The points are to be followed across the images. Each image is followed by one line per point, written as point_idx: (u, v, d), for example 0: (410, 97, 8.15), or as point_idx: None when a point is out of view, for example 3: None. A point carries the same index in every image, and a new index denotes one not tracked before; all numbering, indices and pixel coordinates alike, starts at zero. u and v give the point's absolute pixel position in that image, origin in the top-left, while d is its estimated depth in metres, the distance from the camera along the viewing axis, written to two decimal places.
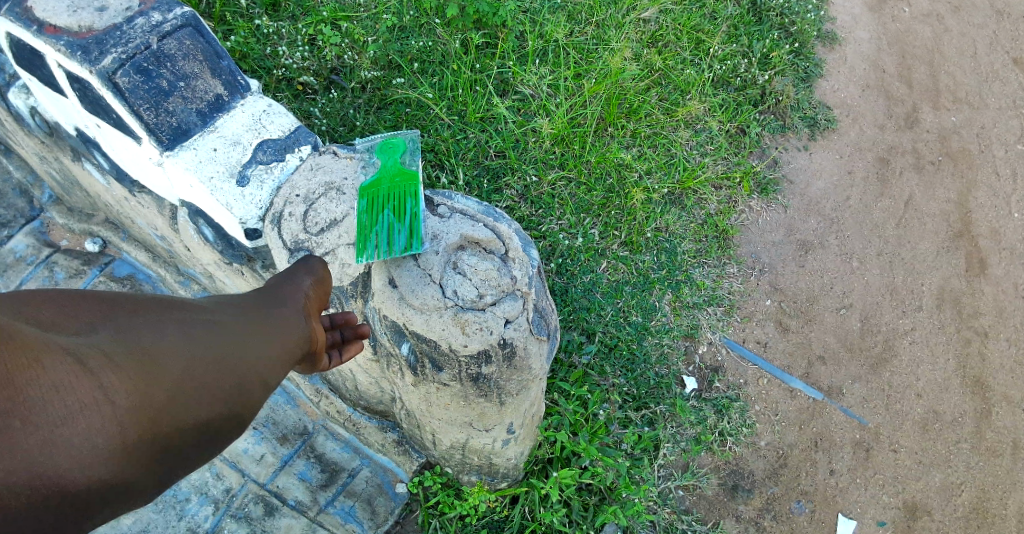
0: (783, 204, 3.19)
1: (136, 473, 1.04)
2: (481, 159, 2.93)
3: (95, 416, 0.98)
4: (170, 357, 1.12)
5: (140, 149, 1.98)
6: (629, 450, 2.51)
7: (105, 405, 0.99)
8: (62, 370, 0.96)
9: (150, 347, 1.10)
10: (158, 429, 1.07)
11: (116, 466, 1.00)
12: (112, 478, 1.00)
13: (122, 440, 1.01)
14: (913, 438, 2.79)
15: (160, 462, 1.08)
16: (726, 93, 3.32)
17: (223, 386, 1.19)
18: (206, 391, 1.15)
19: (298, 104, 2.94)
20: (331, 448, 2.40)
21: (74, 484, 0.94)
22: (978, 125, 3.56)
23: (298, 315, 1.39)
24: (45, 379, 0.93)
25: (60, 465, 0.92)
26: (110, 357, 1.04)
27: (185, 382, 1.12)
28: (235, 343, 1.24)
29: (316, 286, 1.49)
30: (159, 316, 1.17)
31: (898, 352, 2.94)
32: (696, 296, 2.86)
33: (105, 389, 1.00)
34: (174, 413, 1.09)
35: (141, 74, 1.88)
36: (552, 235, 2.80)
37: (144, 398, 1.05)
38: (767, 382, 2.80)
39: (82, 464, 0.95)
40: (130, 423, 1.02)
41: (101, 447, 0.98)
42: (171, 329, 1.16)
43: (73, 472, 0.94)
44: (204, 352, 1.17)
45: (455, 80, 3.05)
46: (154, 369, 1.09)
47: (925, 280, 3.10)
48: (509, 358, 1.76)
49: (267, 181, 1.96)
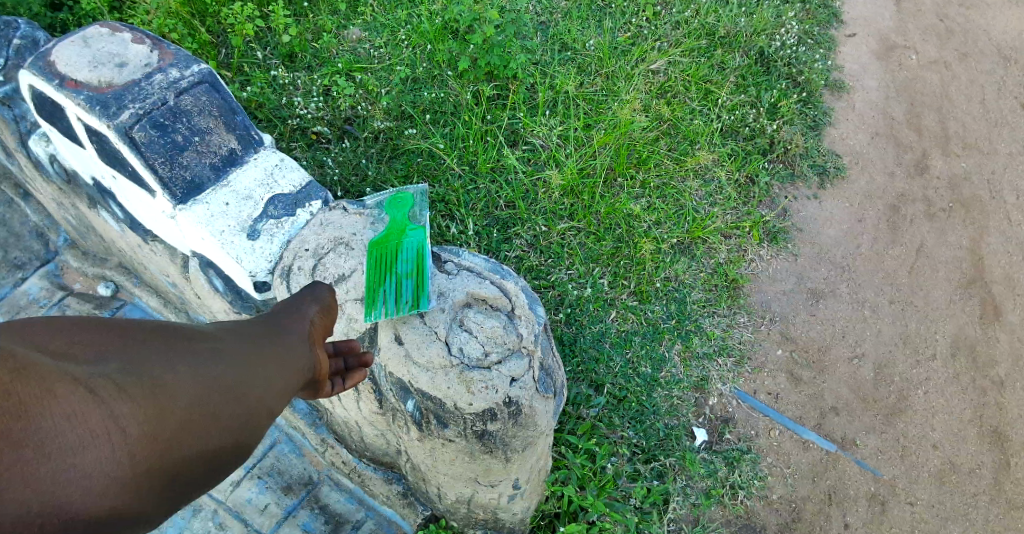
0: (793, 253, 3.18)
1: (145, 501, 1.03)
2: (491, 209, 2.97)
3: (105, 443, 0.97)
4: (179, 385, 1.10)
5: (154, 202, 2.03)
6: (638, 504, 2.45)
7: (115, 433, 0.99)
8: (72, 397, 0.95)
9: (158, 374, 1.08)
10: (167, 457, 1.05)
11: (124, 496, 0.99)
12: (119, 507, 0.99)
13: (131, 467, 1.00)
14: (930, 492, 2.72)
15: (167, 491, 1.07)
16: (734, 142, 3.35)
17: (231, 413, 1.17)
18: (213, 418, 1.14)
19: (312, 154, 3.00)
20: (336, 499, 2.37)
21: (83, 512, 0.94)
22: (988, 171, 3.56)
23: (304, 344, 1.39)
24: (56, 407, 0.93)
25: (69, 493, 0.92)
26: (119, 384, 1.02)
27: (195, 411, 1.11)
28: (242, 371, 1.23)
29: (326, 316, 1.49)
30: (169, 343, 1.15)
31: (913, 403, 2.88)
32: (706, 346, 2.83)
33: (114, 417, 0.99)
34: (182, 440, 1.08)
35: (158, 129, 1.94)
36: (561, 284, 2.81)
37: (154, 427, 1.04)
38: (779, 434, 2.75)
39: (93, 492, 0.95)
40: (139, 451, 1.01)
41: (111, 475, 0.97)
42: (179, 355, 1.14)
43: (83, 500, 0.94)
44: (211, 379, 1.16)
45: (466, 130, 3.11)
46: (163, 396, 1.07)
47: (938, 328, 3.06)
48: (515, 415, 1.75)
49: (277, 235, 2.02)
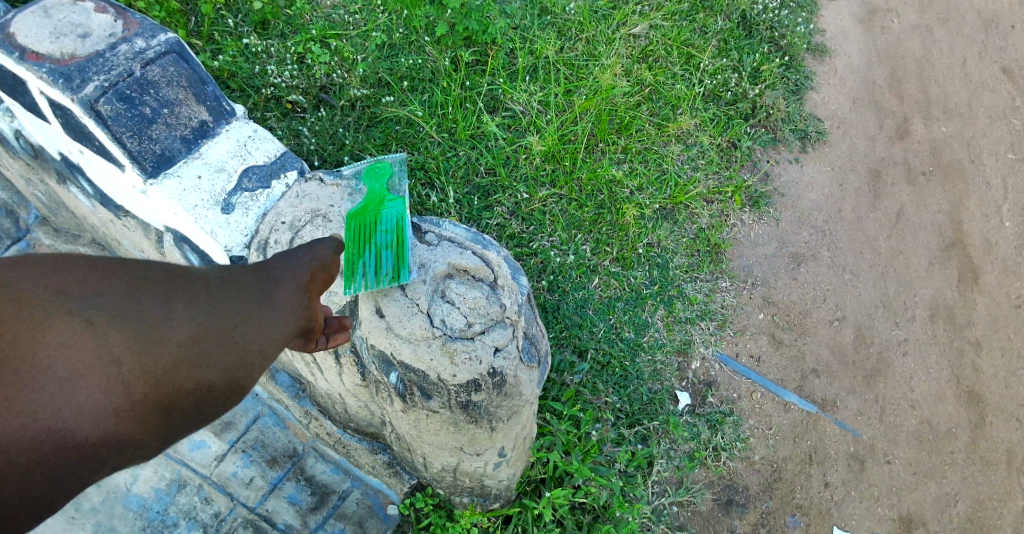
0: (775, 217, 3.19)
1: (142, 431, 1.01)
2: (472, 177, 2.93)
3: (99, 376, 0.95)
4: (176, 321, 1.05)
5: (124, 177, 1.99)
6: (622, 468, 2.49)
7: (110, 365, 0.97)
8: (67, 329, 0.94)
9: (154, 311, 1.04)
10: (163, 392, 1.03)
11: (121, 428, 0.98)
12: (117, 438, 0.98)
13: (125, 400, 0.98)
14: (909, 451, 2.78)
15: (165, 424, 1.05)
16: (716, 107, 3.32)
17: (229, 352, 1.13)
18: (209, 355, 1.09)
19: (287, 123, 2.94)
20: (321, 470, 2.38)
21: (79, 439, 0.93)
22: (967, 136, 3.57)
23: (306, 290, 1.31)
24: (52, 340, 0.92)
25: (64, 423, 0.91)
26: (116, 318, 0.99)
27: (191, 348, 1.07)
28: (241, 311, 1.17)
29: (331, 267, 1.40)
30: (166, 278, 1.09)
31: (891, 364, 2.93)
32: (689, 311, 2.85)
33: (109, 351, 0.97)
34: (178, 376, 1.05)
35: (124, 102, 1.89)
36: (543, 251, 2.80)
37: (148, 363, 1.01)
38: (760, 396, 2.78)
39: (88, 421, 0.94)
40: (136, 385, 0.99)
41: (107, 407, 0.96)
42: (177, 292, 1.08)
43: (80, 431, 0.93)
44: (210, 317, 1.11)
45: (445, 97, 3.05)
46: (158, 333, 1.03)
47: (917, 291, 3.10)
48: (499, 386, 1.76)
49: (252, 208, 1.99)
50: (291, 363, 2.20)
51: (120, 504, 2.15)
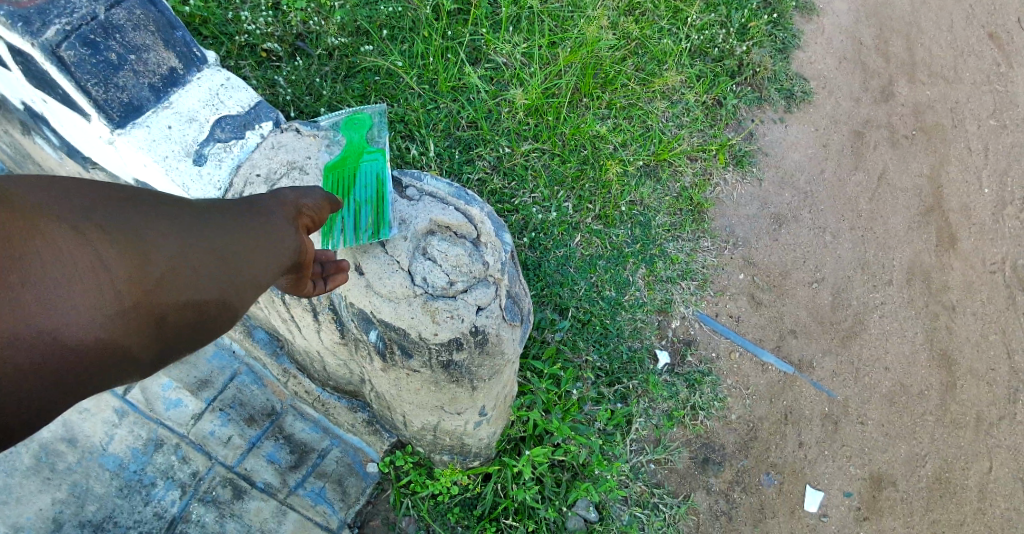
0: (758, 177, 3.17)
1: (132, 340, 1.07)
2: (453, 130, 2.86)
3: (91, 284, 1.01)
4: (162, 240, 1.11)
5: (89, 127, 1.92)
6: (601, 427, 2.52)
7: (102, 273, 1.02)
8: (60, 238, 0.99)
9: (142, 230, 1.10)
10: (152, 306, 1.09)
11: (113, 334, 1.04)
12: (109, 344, 1.03)
13: (117, 307, 1.04)
14: (881, 412, 2.84)
15: (154, 337, 1.11)
16: (703, 63, 3.26)
17: (216, 275, 1.18)
18: (197, 274, 1.15)
19: (262, 72, 2.82)
20: (300, 428, 2.37)
21: (71, 341, 0.98)
22: (952, 100, 3.53)
23: (290, 226, 1.34)
24: (46, 247, 0.98)
25: (58, 323, 0.97)
26: (106, 232, 1.05)
27: (178, 265, 1.12)
28: (227, 239, 1.21)
29: (317, 211, 1.43)
30: (152, 204, 1.15)
31: (868, 326, 2.97)
32: (670, 270, 2.85)
33: (100, 259, 1.03)
34: (168, 291, 1.11)
35: (88, 47, 1.83)
36: (525, 208, 2.75)
37: (137, 275, 1.07)
38: (738, 356, 2.81)
39: (79, 324, 0.99)
40: (127, 293, 1.05)
41: (98, 313, 1.01)
42: (162, 215, 1.14)
43: (72, 333, 0.98)
44: (196, 240, 1.16)
45: (426, 47, 2.95)
46: (146, 249, 1.09)
47: (896, 254, 3.12)
48: (481, 344, 1.74)
49: (225, 159, 1.95)
50: (268, 319, 2.16)
51: (96, 462, 2.06)
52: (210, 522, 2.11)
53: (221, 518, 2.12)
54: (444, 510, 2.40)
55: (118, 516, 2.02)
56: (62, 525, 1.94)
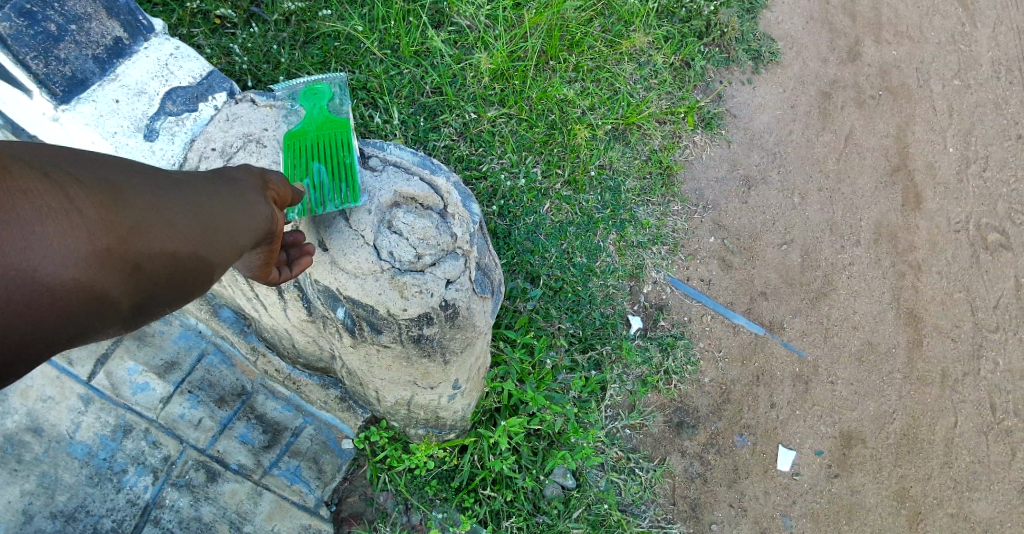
0: (727, 139, 3.15)
1: (109, 285, 1.04)
2: (417, 96, 2.77)
3: (67, 224, 0.98)
4: (130, 192, 1.10)
5: (31, 104, 1.84)
6: (576, 395, 2.52)
7: (76, 214, 0.99)
8: (29, 177, 0.96)
9: (111, 181, 1.08)
10: (127, 254, 1.06)
11: (91, 276, 1.01)
12: (86, 286, 1.00)
13: (95, 250, 1.01)
14: (850, 370, 2.89)
15: (130, 287, 1.08)
16: (670, 24, 3.20)
17: (188, 230, 1.17)
18: (169, 225, 1.14)
19: (215, 40, 2.68)
20: (272, 407, 2.32)
21: (46, 280, 0.95)
22: (917, 59, 3.54)
23: (257, 194, 1.33)
24: (18, 185, 0.94)
25: (34, 258, 0.93)
26: (77, 179, 1.03)
27: (150, 215, 1.11)
28: (198, 199, 1.22)
29: (282, 188, 1.40)
30: (118, 164, 1.14)
31: (837, 286, 3.00)
32: (641, 235, 2.83)
33: (72, 200, 1.00)
34: (143, 239, 1.09)
35: (25, 18, 1.73)
36: (493, 175, 2.70)
37: (111, 219, 1.05)
38: (710, 319, 2.82)
39: (56, 262, 0.96)
40: (102, 236, 1.02)
41: (74, 254, 0.98)
42: (129, 171, 1.14)
43: (47, 270, 0.95)
44: (165, 195, 1.16)
45: (386, 10, 2.83)
46: (118, 198, 1.07)
47: (863, 215, 3.15)
48: (452, 318, 1.72)
49: (178, 134, 1.86)
50: (233, 298, 2.10)
51: (63, 452, 1.98)
52: (185, 506, 2.06)
53: (196, 502, 2.08)
54: (422, 483, 2.38)
55: (90, 505, 1.96)
56: (32, 516, 1.88)
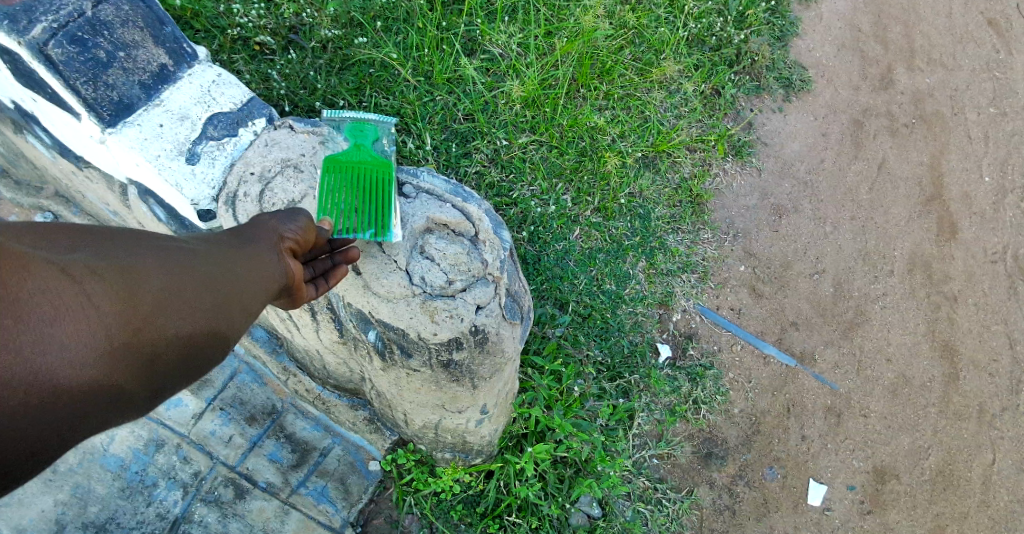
0: (757, 167, 3.14)
1: (124, 377, 1.09)
2: (449, 122, 2.82)
3: (81, 317, 1.03)
4: (144, 271, 1.15)
5: (80, 127, 1.92)
6: (604, 423, 2.51)
7: (91, 310, 1.05)
8: (47, 278, 1.02)
9: (128, 268, 1.13)
10: (141, 339, 1.11)
11: (106, 371, 1.05)
12: (100, 379, 1.05)
13: (107, 340, 1.06)
14: (883, 404, 2.83)
15: (147, 373, 1.13)
16: (700, 52, 3.22)
17: (199, 302, 1.21)
18: (184, 306, 1.18)
19: (255, 66, 2.76)
20: (301, 427, 2.35)
21: (64, 381, 1.00)
22: (951, 87, 3.51)
23: (272, 258, 1.36)
24: (36, 284, 1.00)
25: (52, 362, 0.99)
26: (93, 272, 1.08)
27: (165, 299, 1.16)
28: (214, 272, 1.25)
29: (301, 234, 1.42)
30: (137, 242, 1.19)
31: (869, 317, 2.95)
32: (671, 263, 2.83)
33: (88, 297, 1.05)
34: (157, 325, 1.13)
35: (77, 45, 1.82)
36: (523, 201, 2.72)
37: (127, 311, 1.09)
38: (740, 349, 2.79)
39: (73, 364, 1.01)
40: (117, 330, 1.07)
41: (87, 347, 1.03)
42: (147, 252, 1.18)
43: (63, 371, 0.99)
44: (181, 274, 1.20)
45: (420, 39, 2.90)
46: (134, 286, 1.12)
47: (897, 245, 3.10)
48: (481, 343, 1.73)
49: (219, 157, 1.93)
50: (267, 318, 2.14)
51: (96, 463, 2.06)
52: (212, 522, 2.11)
53: (224, 518, 2.12)
54: (447, 507, 2.38)
55: (120, 517, 2.03)
56: (65, 526, 1.96)
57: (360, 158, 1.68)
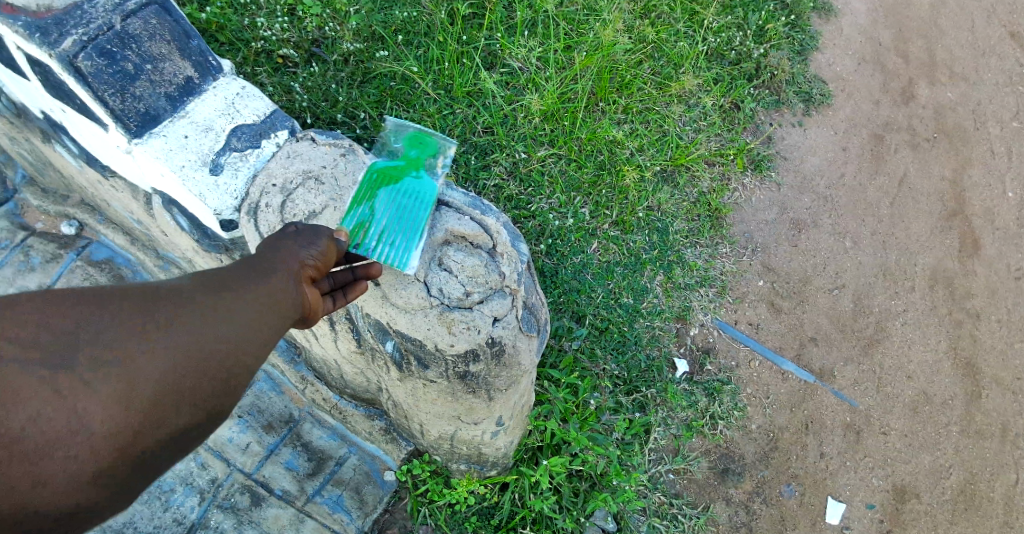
0: (777, 182, 3.13)
1: (142, 440, 1.18)
2: (469, 135, 2.84)
3: (92, 388, 1.14)
4: (134, 339, 1.20)
5: (108, 137, 1.96)
6: (619, 437, 2.50)
7: (102, 381, 1.15)
8: (62, 356, 1.14)
9: (140, 330, 1.21)
10: (133, 408, 1.17)
11: (121, 437, 1.15)
12: (116, 445, 1.14)
13: (100, 419, 1.13)
14: (903, 421, 2.79)
15: (166, 429, 1.21)
16: (720, 66, 3.22)
17: (206, 349, 1.26)
18: (195, 357, 1.25)
19: (278, 79, 2.81)
20: (318, 435, 2.37)
21: (80, 453, 1.11)
22: (974, 101, 3.47)
23: (285, 292, 1.40)
24: (51, 365, 1.13)
25: (67, 435, 1.10)
26: (106, 340, 1.18)
27: (176, 355, 1.23)
28: (226, 318, 1.31)
29: (316, 262, 1.46)
30: (128, 305, 1.24)
31: (890, 334, 2.91)
32: (688, 277, 2.82)
33: (100, 368, 1.16)
34: (168, 382, 1.21)
35: (106, 58, 1.85)
36: (541, 214, 2.73)
37: (136, 375, 1.18)
38: (758, 364, 2.77)
39: (86, 436, 1.11)
40: (129, 397, 1.17)
41: (76, 434, 1.11)
42: (161, 309, 1.25)
43: (76, 442, 1.10)
44: (193, 326, 1.26)
45: (441, 53, 2.94)
46: (144, 347, 1.20)
47: (918, 261, 3.07)
48: (498, 355, 1.74)
49: (242, 168, 1.97)
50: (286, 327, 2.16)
51: None
52: (229, 528, 2.14)
53: (240, 525, 2.15)
54: (461, 519, 2.37)
55: (138, 522, 2.11)
56: None
57: (418, 187, 1.70)
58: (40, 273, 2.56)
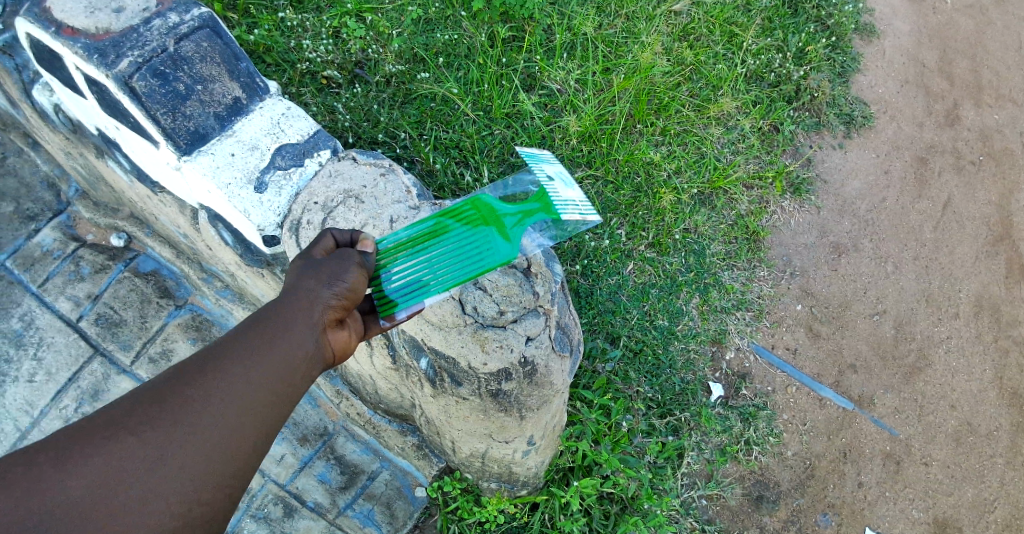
0: (816, 205, 3.09)
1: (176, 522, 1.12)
2: (506, 156, 2.87)
3: (108, 498, 1.08)
4: (143, 433, 1.13)
5: (158, 153, 2.04)
6: (651, 460, 2.47)
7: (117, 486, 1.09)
8: (66, 477, 1.07)
9: (147, 423, 1.14)
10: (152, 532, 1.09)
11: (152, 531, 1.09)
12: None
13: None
14: (946, 452, 2.70)
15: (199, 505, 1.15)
16: (759, 88, 3.20)
17: (227, 421, 1.20)
18: (217, 431, 1.18)
19: (322, 99, 2.88)
20: (351, 449, 2.40)
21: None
22: (1021, 124, 3.39)
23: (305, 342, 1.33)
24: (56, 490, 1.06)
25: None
26: (113, 445, 1.11)
27: (194, 435, 1.16)
28: (243, 383, 1.24)
29: (340, 300, 1.40)
30: (106, 443, 1.11)
31: (932, 362, 2.84)
32: (725, 300, 2.79)
33: (110, 479, 1.09)
34: (192, 463, 1.15)
35: (159, 78, 1.91)
36: (577, 235, 2.74)
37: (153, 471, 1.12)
38: (795, 391, 2.72)
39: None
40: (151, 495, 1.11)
41: None
42: (165, 396, 1.18)
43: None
44: (207, 403, 1.19)
45: (481, 74, 2.99)
46: (156, 440, 1.13)
47: (963, 286, 2.99)
48: (530, 375, 1.75)
49: (285, 187, 2.03)
50: None
51: None
52: None
53: None
54: None
55: None
56: None
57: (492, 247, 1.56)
58: (89, 282, 2.66)
